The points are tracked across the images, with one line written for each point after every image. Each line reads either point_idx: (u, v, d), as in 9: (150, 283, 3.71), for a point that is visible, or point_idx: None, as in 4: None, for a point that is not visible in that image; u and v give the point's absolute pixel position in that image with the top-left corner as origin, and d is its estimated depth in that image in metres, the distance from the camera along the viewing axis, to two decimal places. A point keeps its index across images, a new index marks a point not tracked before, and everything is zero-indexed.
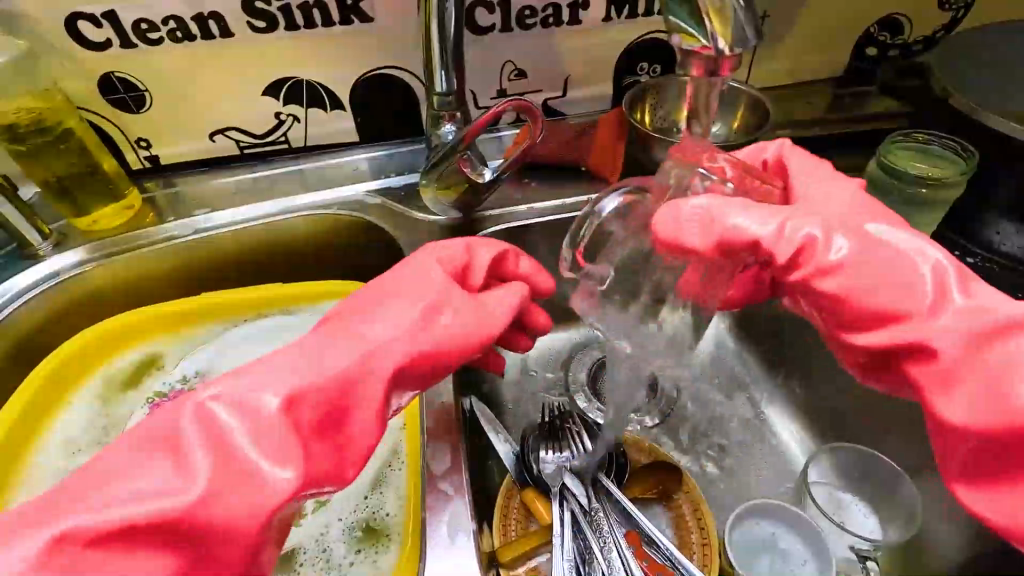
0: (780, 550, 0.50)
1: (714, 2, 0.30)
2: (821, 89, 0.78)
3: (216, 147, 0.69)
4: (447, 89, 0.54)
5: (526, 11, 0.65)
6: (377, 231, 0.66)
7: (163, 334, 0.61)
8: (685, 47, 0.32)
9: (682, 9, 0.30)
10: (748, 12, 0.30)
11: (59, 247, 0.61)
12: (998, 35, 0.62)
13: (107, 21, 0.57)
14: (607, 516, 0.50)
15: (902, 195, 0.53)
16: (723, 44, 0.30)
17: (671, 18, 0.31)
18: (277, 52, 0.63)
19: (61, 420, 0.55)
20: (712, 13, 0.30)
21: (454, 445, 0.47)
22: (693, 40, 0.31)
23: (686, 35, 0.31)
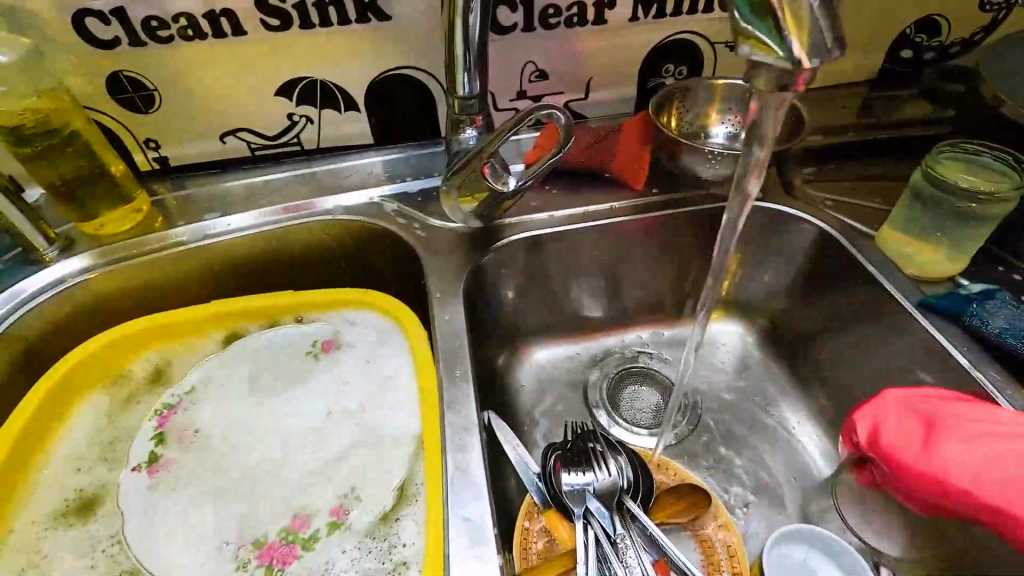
0: None
1: (792, 7, 0.27)
2: (854, 92, 0.74)
3: (228, 148, 0.67)
4: (470, 92, 0.52)
5: (549, 9, 0.62)
6: (391, 239, 0.64)
7: (170, 345, 0.59)
8: (755, 56, 0.29)
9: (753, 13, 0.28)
10: (828, 18, 0.28)
11: (66, 252, 0.59)
12: None
13: (115, 18, 0.55)
14: (632, 543, 0.48)
15: (951, 208, 0.50)
16: (800, 53, 0.27)
17: (742, 24, 0.28)
18: (291, 51, 0.60)
19: (67, 433, 0.53)
20: (790, 19, 0.27)
21: (478, 472, 0.46)
22: (767, 50, 0.28)
23: (758, 46, 0.28)
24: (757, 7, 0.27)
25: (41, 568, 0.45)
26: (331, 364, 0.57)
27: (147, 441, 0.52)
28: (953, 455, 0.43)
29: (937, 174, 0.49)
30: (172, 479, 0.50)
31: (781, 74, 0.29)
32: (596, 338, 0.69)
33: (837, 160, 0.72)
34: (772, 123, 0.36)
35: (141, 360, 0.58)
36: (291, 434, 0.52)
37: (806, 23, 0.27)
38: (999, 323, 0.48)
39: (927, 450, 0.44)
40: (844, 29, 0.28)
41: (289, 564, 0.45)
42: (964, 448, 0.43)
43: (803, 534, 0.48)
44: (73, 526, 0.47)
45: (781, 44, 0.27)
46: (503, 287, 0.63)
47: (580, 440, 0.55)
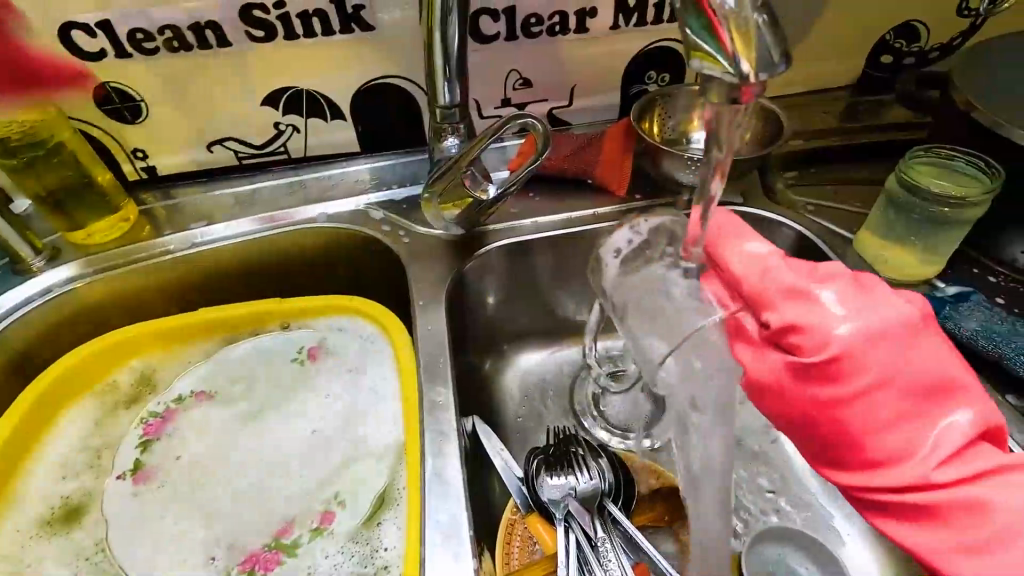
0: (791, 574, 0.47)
1: (739, 23, 0.28)
2: (835, 97, 0.75)
3: (215, 158, 0.68)
4: (451, 101, 0.52)
5: (531, 19, 0.63)
6: (376, 245, 0.64)
7: (156, 354, 0.60)
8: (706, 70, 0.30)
9: (702, 27, 0.29)
10: (774, 36, 0.28)
11: (53, 262, 0.59)
12: None
13: (101, 31, 0.55)
14: (612, 546, 0.48)
15: (924, 213, 0.51)
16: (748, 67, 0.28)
17: (694, 39, 0.29)
18: (276, 62, 0.61)
19: (53, 442, 0.53)
20: (736, 34, 0.28)
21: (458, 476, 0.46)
22: (716, 65, 0.29)
23: (708, 59, 0.29)
24: (709, 23, 0.28)
25: None
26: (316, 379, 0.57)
27: (132, 450, 0.52)
28: (878, 398, 0.37)
29: (908, 178, 0.50)
30: (157, 487, 0.50)
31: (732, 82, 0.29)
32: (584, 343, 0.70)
33: (818, 166, 0.73)
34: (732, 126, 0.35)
35: (127, 369, 0.59)
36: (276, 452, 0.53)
37: (754, 43, 0.28)
38: (973, 324, 0.47)
39: (842, 390, 0.38)
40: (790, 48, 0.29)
41: (272, 571, 0.45)
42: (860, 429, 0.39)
43: (774, 536, 0.48)
44: (58, 534, 0.48)
45: (724, 60, 0.28)
46: (488, 293, 0.64)
47: (563, 444, 0.55)
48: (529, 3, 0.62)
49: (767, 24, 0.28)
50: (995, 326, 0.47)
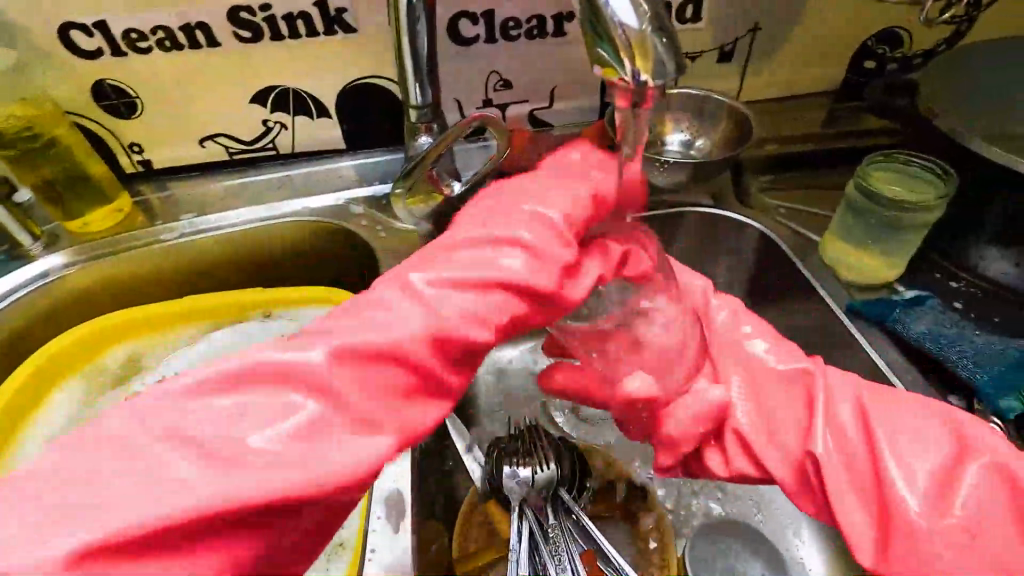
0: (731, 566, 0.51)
1: (636, 36, 0.28)
2: (816, 102, 0.76)
3: (207, 152, 0.71)
4: (423, 101, 0.55)
5: (510, 22, 0.65)
6: (355, 240, 0.67)
7: (144, 338, 0.63)
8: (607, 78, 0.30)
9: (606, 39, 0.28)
10: (670, 46, 0.28)
11: (50, 248, 0.63)
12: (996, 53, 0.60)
13: (97, 31, 0.58)
14: (563, 535, 0.50)
15: (879, 217, 0.52)
16: (645, 79, 0.28)
17: (597, 49, 0.29)
18: (263, 61, 0.64)
19: (42, 418, 0.57)
20: (634, 47, 0.28)
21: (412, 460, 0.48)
22: (614, 76, 0.29)
23: (605, 67, 0.29)
24: (610, 35, 0.28)
25: None
26: (446, 254, 0.40)
27: None
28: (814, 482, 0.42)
29: (864, 183, 0.52)
30: None
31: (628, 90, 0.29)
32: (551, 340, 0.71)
33: (797, 170, 0.75)
34: (633, 143, 0.38)
35: (116, 351, 0.62)
36: (230, 375, 0.33)
37: (653, 56, 0.28)
38: (922, 328, 0.50)
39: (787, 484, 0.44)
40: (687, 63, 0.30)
41: None
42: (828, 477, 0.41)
43: (715, 528, 0.52)
44: None
45: (621, 68, 0.28)
46: None
47: (525, 434, 0.56)
48: (507, 7, 0.64)
49: (664, 34, 0.28)
50: (944, 330, 0.50)
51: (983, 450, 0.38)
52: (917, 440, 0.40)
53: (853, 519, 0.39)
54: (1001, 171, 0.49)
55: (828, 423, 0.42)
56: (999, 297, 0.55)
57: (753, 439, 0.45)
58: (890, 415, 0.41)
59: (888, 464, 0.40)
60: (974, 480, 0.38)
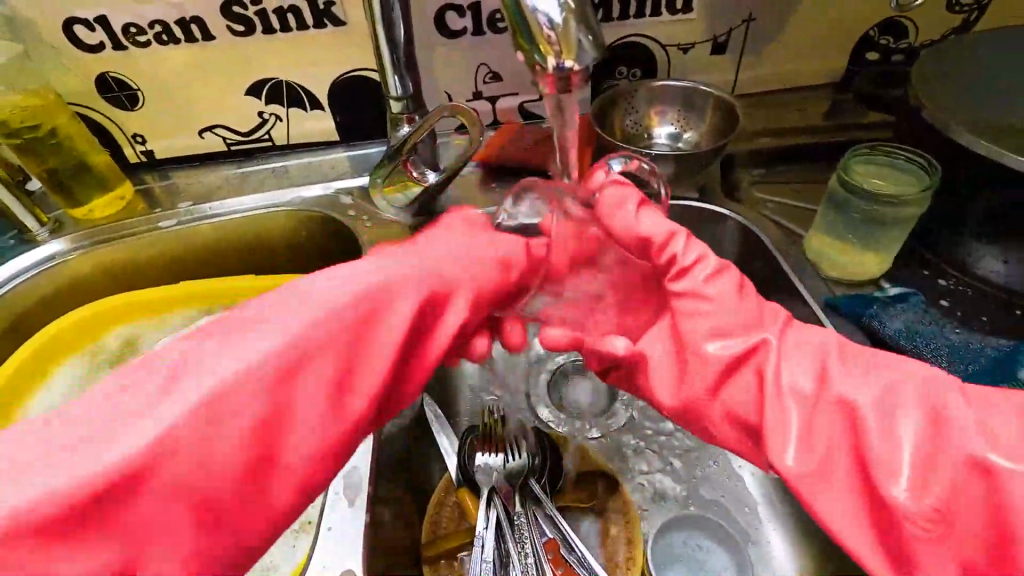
0: (697, 560, 0.51)
1: (564, 41, 0.28)
2: (814, 94, 0.74)
3: (206, 143, 0.73)
4: (402, 92, 0.55)
5: (497, 14, 0.65)
6: (344, 230, 0.68)
7: (141, 320, 0.66)
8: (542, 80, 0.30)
9: (534, 46, 0.28)
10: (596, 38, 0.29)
11: (55, 234, 0.66)
12: (999, 43, 0.58)
13: (99, 25, 0.61)
14: (529, 523, 0.50)
15: (859, 210, 0.51)
16: (569, 65, 0.28)
17: (529, 56, 0.29)
18: (257, 54, 0.66)
19: (43, 394, 0.60)
20: (564, 50, 0.28)
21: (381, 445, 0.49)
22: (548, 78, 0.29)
23: (529, 61, 0.29)
24: (540, 44, 0.28)
25: None
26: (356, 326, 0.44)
27: None
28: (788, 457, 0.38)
29: (844, 176, 0.51)
30: None
31: (554, 81, 0.29)
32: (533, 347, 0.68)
33: (790, 163, 0.73)
34: (565, 125, 0.37)
35: (115, 332, 0.65)
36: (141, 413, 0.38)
37: (574, 44, 0.28)
38: (897, 324, 0.49)
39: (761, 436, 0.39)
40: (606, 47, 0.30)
41: None
42: (802, 447, 0.37)
43: (684, 519, 0.53)
44: None
45: (545, 62, 0.28)
46: None
47: (499, 422, 0.57)
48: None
49: (589, 27, 0.28)
50: (919, 327, 0.49)
51: (959, 440, 0.34)
52: (888, 422, 0.36)
53: (832, 511, 0.36)
54: (991, 165, 0.47)
55: (818, 409, 0.38)
56: (987, 295, 0.54)
57: (700, 396, 0.43)
58: (848, 377, 0.38)
59: (842, 428, 0.37)
60: (955, 471, 0.33)
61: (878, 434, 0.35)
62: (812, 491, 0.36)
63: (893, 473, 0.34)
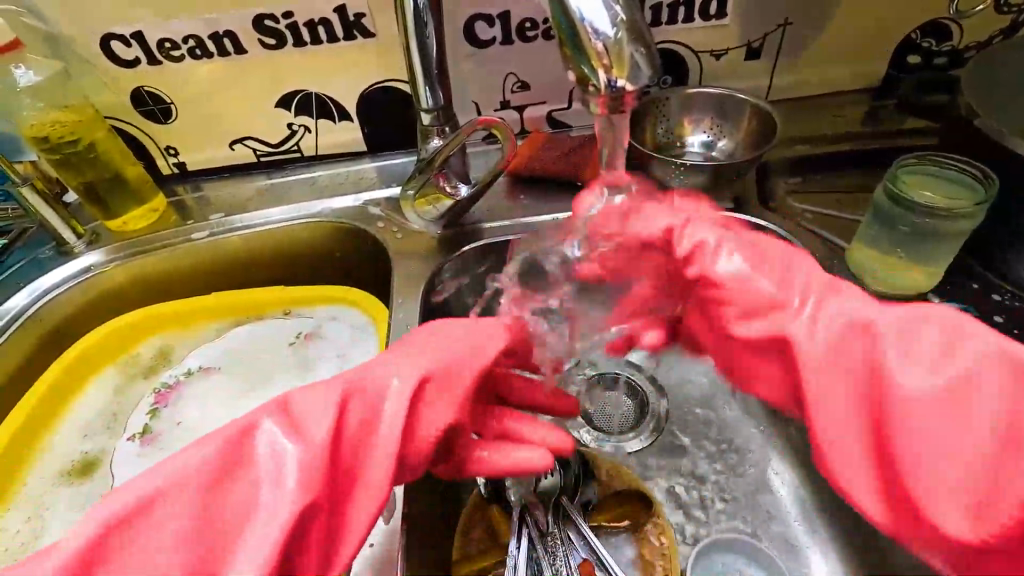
0: None
1: (615, 53, 0.27)
2: (852, 100, 0.72)
3: (236, 155, 0.74)
4: (433, 105, 0.55)
5: (526, 23, 0.64)
6: (371, 240, 0.68)
7: (174, 331, 0.67)
8: (588, 94, 0.29)
9: (584, 58, 0.27)
10: (651, 52, 0.28)
11: (91, 246, 0.67)
12: None
13: (135, 41, 0.62)
14: (563, 544, 0.49)
15: (909, 224, 0.49)
16: (622, 84, 0.27)
17: (578, 67, 0.28)
18: (288, 67, 0.66)
19: (79, 404, 0.61)
20: (615, 64, 0.27)
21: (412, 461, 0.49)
22: (597, 94, 0.28)
23: (582, 76, 0.28)
24: (591, 58, 0.27)
25: (41, 521, 0.52)
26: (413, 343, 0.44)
27: (143, 415, 0.59)
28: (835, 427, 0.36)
29: (892, 187, 0.49)
30: (160, 451, 0.56)
31: (605, 101, 0.28)
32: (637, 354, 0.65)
33: (826, 172, 0.71)
34: (613, 144, 0.37)
35: (148, 343, 0.66)
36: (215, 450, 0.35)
37: (627, 62, 0.27)
38: None
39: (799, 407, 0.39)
40: (661, 61, 0.29)
41: None
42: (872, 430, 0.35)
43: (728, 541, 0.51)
44: (75, 483, 0.55)
45: (596, 77, 0.28)
46: (471, 293, 0.66)
47: None
48: (523, 9, 0.63)
49: (642, 40, 0.27)
50: None
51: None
52: (943, 403, 0.33)
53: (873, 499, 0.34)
54: None
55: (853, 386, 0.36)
56: None
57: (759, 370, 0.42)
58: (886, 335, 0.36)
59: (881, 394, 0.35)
60: (988, 456, 0.31)
61: (937, 410, 0.33)
62: (835, 437, 0.35)
63: (961, 459, 0.32)
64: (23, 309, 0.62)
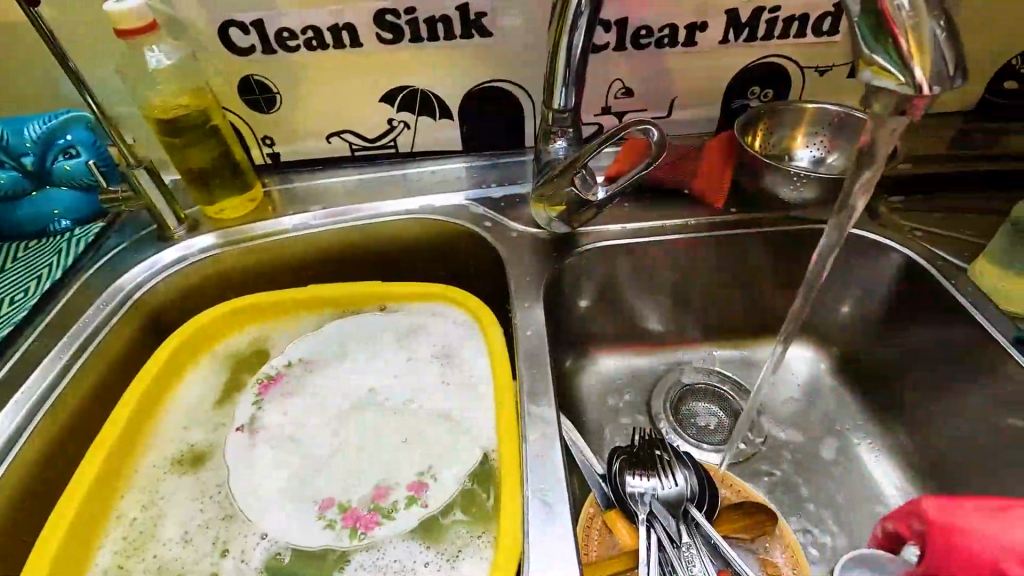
0: None
1: (917, 39, 0.31)
2: (949, 124, 0.73)
3: (332, 148, 0.73)
4: (564, 105, 0.55)
5: (641, 30, 0.65)
6: (474, 237, 0.68)
7: (270, 321, 0.65)
8: (876, 80, 0.33)
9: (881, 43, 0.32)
10: (950, 46, 0.31)
11: (192, 232, 0.66)
12: None
13: (254, 29, 0.62)
14: (698, 552, 0.48)
15: None
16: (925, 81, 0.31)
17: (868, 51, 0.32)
18: (399, 61, 0.66)
19: (182, 392, 0.59)
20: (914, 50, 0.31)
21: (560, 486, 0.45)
22: (888, 76, 0.32)
23: (881, 73, 0.32)
24: (889, 36, 0.31)
25: (158, 507, 0.51)
26: None
27: (249, 406, 0.58)
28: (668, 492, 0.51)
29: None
30: (268, 443, 0.55)
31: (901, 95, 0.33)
32: (648, 364, 0.71)
33: (929, 191, 0.70)
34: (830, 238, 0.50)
35: (242, 334, 0.64)
36: None
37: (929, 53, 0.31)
38: None
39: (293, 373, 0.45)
40: (967, 60, 0.32)
41: (372, 530, 0.48)
42: None
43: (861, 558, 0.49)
44: (186, 473, 0.53)
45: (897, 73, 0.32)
46: (582, 296, 0.66)
47: (646, 446, 0.56)
48: (641, 16, 0.64)
49: (943, 33, 0.31)
50: None
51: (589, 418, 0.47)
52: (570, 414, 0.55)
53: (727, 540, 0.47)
54: None
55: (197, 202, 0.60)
56: None
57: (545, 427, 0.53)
58: None
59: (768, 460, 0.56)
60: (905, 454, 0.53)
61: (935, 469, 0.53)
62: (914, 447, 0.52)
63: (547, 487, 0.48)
64: (131, 290, 0.61)
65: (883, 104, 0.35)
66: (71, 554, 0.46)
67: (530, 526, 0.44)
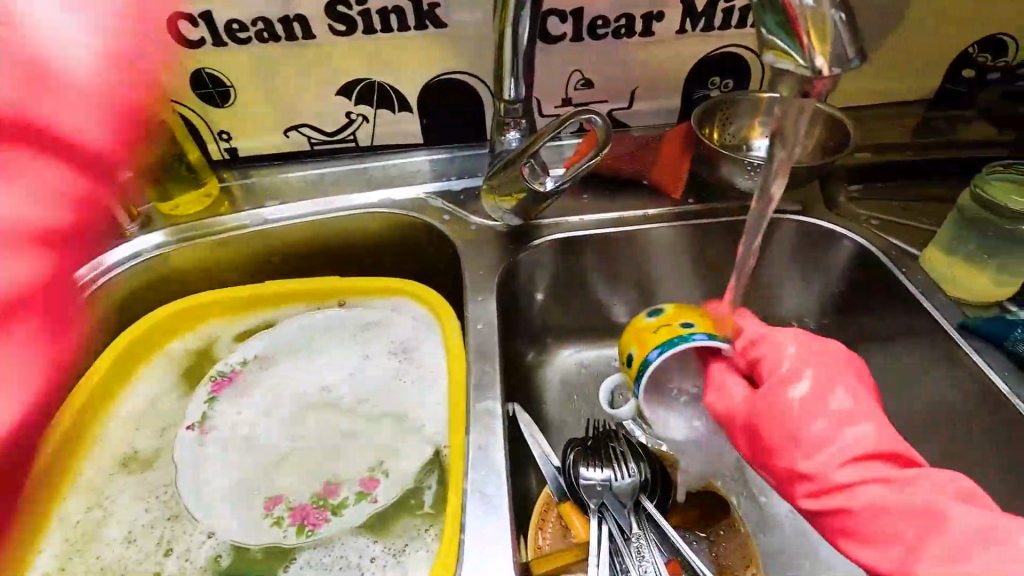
0: None
1: (816, 23, 0.31)
2: (909, 112, 0.73)
3: (290, 142, 0.72)
4: (515, 96, 0.55)
5: (598, 21, 0.64)
6: (432, 231, 0.67)
7: (225, 319, 0.64)
8: (778, 63, 0.33)
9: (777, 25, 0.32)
10: (849, 32, 0.32)
11: (144, 229, 0.65)
12: None
13: (203, 21, 0.61)
14: (647, 542, 0.48)
15: (1000, 230, 0.53)
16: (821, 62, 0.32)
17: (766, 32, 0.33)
18: (353, 53, 0.65)
19: (133, 391, 0.58)
20: (812, 31, 0.31)
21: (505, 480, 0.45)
22: (786, 57, 0.32)
23: (781, 55, 0.32)
24: (786, 21, 0.32)
25: (103, 508, 0.50)
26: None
27: (201, 404, 0.57)
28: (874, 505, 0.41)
29: (995, 200, 0.52)
30: (217, 441, 0.54)
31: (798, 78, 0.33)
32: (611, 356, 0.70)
33: (887, 181, 0.71)
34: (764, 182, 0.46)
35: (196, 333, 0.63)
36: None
37: (826, 36, 0.31)
38: None
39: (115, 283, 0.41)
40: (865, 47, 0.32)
41: (319, 527, 0.48)
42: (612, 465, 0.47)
43: None
44: (133, 473, 0.52)
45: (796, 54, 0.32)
46: (542, 288, 0.66)
47: (602, 437, 0.56)
48: (597, 6, 0.63)
49: (842, 21, 0.32)
50: None
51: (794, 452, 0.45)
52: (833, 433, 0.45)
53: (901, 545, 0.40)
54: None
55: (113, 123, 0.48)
56: None
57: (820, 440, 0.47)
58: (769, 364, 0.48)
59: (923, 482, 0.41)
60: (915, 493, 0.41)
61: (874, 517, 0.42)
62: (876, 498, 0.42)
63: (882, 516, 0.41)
64: (79, 288, 0.60)
65: (788, 87, 0.35)
66: (10, 556, 0.46)
67: (469, 520, 0.44)
